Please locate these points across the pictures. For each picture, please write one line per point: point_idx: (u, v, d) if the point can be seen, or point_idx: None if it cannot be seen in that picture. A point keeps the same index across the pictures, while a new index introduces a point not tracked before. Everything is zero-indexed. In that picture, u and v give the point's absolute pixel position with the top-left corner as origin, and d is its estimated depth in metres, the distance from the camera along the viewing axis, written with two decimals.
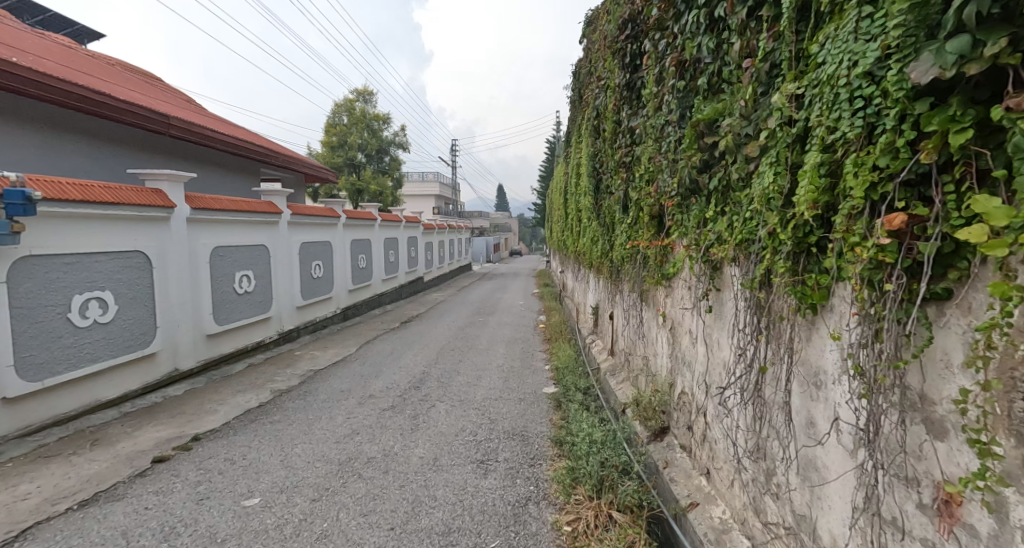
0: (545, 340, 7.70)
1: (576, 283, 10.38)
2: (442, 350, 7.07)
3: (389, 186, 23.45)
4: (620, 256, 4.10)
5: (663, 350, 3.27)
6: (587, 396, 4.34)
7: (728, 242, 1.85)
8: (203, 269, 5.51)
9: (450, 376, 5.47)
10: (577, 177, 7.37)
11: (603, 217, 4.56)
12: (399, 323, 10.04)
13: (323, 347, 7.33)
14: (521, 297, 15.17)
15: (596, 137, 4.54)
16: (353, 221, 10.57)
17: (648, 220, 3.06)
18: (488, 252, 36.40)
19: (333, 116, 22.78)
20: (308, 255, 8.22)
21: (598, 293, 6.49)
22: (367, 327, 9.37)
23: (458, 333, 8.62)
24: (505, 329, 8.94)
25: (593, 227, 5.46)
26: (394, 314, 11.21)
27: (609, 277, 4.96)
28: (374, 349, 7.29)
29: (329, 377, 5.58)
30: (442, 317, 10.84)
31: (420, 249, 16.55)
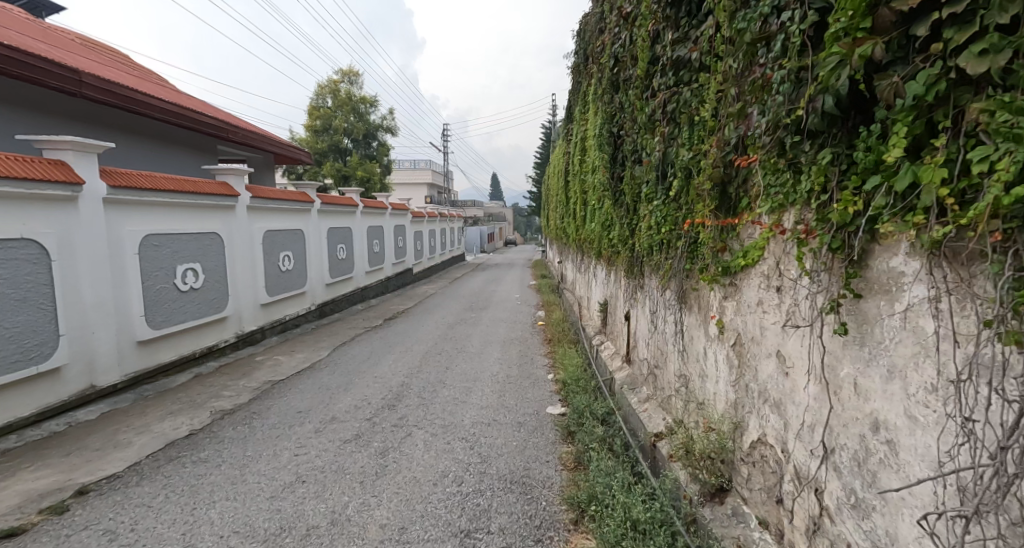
0: (545, 342, 6.79)
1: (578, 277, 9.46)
2: (428, 354, 6.15)
3: (378, 172, 22.45)
4: (651, 243, 3.19)
5: (720, 373, 2.37)
6: (608, 426, 3.42)
7: (943, 207, 0.96)
8: (129, 263, 4.57)
9: (434, 389, 4.56)
10: (583, 153, 6.46)
11: (626, 195, 3.64)
12: (382, 321, 9.10)
13: (290, 352, 6.35)
14: (517, 290, 14.31)
15: (616, 96, 3.61)
16: (331, 207, 9.59)
17: (706, 190, 2.15)
18: (483, 242, 35.44)
19: (318, 98, 21.75)
20: (274, 245, 7.25)
21: (609, 290, 5.59)
22: (346, 326, 8.42)
23: (448, 333, 7.68)
24: (501, 328, 8.04)
25: (607, 211, 4.55)
26: (379, 310, 10.27)
27: (629, 270, 4.07)
28: (349, 353, 6.34)
29: (288, 392, 4.65)
30: (430, 314, 9.91)
31: (409, 239, 15.58)
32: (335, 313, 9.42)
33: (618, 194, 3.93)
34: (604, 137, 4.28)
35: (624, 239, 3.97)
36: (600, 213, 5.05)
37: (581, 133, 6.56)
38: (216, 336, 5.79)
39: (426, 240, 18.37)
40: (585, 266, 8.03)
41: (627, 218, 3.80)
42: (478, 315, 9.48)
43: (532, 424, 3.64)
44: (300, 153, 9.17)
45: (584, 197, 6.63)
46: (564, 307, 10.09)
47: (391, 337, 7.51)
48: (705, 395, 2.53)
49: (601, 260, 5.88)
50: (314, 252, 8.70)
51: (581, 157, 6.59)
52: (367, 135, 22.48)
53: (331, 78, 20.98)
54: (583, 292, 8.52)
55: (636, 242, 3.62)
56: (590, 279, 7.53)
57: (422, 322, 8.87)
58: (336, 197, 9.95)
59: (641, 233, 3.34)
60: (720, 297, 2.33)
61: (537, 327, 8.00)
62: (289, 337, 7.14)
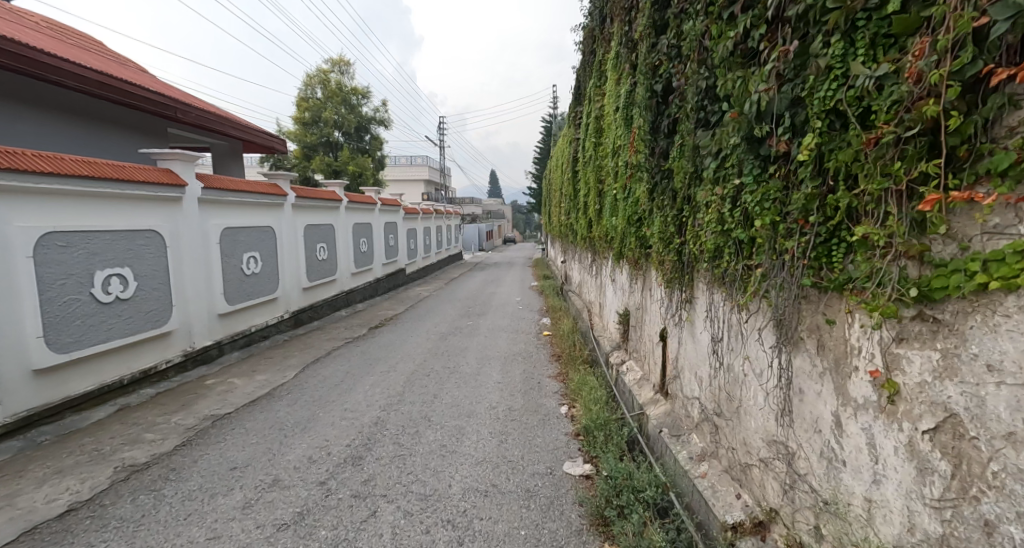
0: (553, 360, 5.79)
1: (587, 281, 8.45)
2: (415, 375, 5.18)
3: (371, 167, 21.60)
4: (724, 240, 2.22)
5: (888, 472, 1.37)
6: (666, 519, 2.40)
7: None
8: (22, 270, 3.62)
9: (416, 430, 3.57)
10: (598, 135, 5.52)
11: (678, 176, 2.68)
12: (367, 330, 8.09)
13: (250, 372, 5.32)
14: (518, 292, 13.40)
15: (664, 39, 2.64)
16: (310, 202, 8.58)
17: (891, 146, 1.18)
18: (481, 240, 34.42)
19: (307, 89, 20.89)
20: (236, 244, 6.23)
21: (636, 299, 4.58)
22: (324, 337, 7.40)
23: (438, 346, 6.66)
24: (500, 339, 7.07)
25: (641, 202, 3.58)
26: (365, 317, 9.27)
27: (673, 277, 3.09)
28: (321, 374, 5.31)
29: (231, 433, 3.63)
30: (421, 321, 8.89)
31: (401, 238, 14.59)
32: (315, 321, 8.40)
33: (662, 175, 2.96)
34: (639, 103, 3.32)
35: (669, 235, 3.00)
36: (626, 207, 4.10)
37: (595, 113, 5.62)
38: (155, 355, 4.79)
39: (421, 239, 17.40)
40: (599, 267, 7.01)
41: (676, 207, 2.84)
42: (475, 322, 8.47)
43: (544, 499, 2.64)
44: (274, 141, 8.17)
45: (600, 189, 5.68)
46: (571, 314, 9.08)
47: (373, 351, 6.49)
48: (848, 497, 1.52)
49: (624, 261, 4.88)
50: (287, 252, 7.67)
51: (596, 141, 5.63)
52: (358, 128, 21.69)
53: (321, 67, 20.07)
54: (594, 297, 7.50)
55: (693, 240, 2.64)
56: (605, 285, 6.50)
57: (412, 332, 7.85)
58: (316, 191, 8.95)
59: (704, 226, 2.39)
60: (890, 338, 1.32)
61: (542, 339, 7.00)
62: (254, 353, 6.11)
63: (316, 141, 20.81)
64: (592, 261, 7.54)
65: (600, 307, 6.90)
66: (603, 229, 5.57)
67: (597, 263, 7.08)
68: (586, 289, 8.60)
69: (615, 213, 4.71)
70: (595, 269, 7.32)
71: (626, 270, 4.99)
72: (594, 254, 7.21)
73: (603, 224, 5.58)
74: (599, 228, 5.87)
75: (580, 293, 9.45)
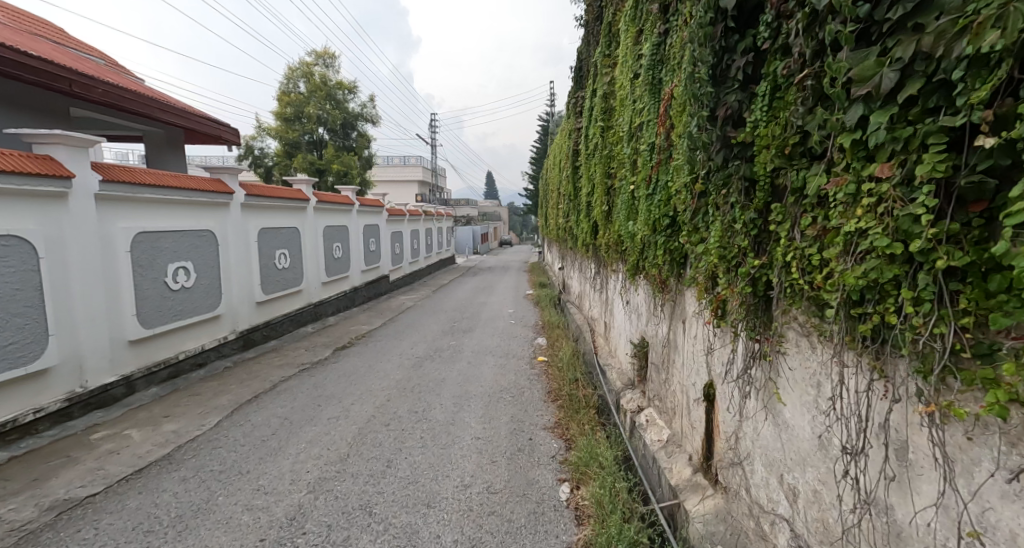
0: (549, 400, 4.65)
1: (590, 296, 7.30)
2: (371, 424, 4.05)
3: (356, 166, 20.58)
4: (898, 272, 1.10)
5: None
6: None
7: None
8: None
9: (346, 540, 2.45)
10: (608, 117, 4.46)
11: (765, 148, 1.60)
12: (331, 353, 6.94)
13: (159, 417, 4.15)
14: (512, 301, 12.31)
15: None
16: (268, 201, 7.42)
17: None
18: (475, 243, 33.29)
19: (290, 83, 19.82)
20: (157, 252, 5.09)
21: (663, 331, 3.44)
22: (276, 363, 6.23)
23: (409, 377, 5.52)
24: (486, 366, 5.96)
25: (679, 199, 2.45)
26: (333, 335, 8.12)
27: (735, 314, 1.99)
28: (250, 421, 4.15)
29: (70, 540, 2.46)
30: (397, 340, 7.74)
31: (384, 242, 13.45)
32: (271, 341, 7.23)
33: (725, 150, 1.83)
34: (684, 46, 2.25)
35: (735, 252, 1.87)
36: (653, 207, 2.96)
37: (604, 90, 4.51)
38: (19, 404, 3.69)
39: (408, 243, 16.30)
40: (605, 279, 5.86)
41: (757, 205, 1.71)
42: (458, 342, 7.33)
43: None
44: (223, 130, 7.01)
45: (609, 185, 4.53)
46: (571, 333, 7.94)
47: (330, 383, 5.33)
48: None
49: (644, 278, 3.73)
50: (235, 260, 6.53)
51: (605, 125, 4.50)
52: (344, 125, 20.74)
53: (304, 60, 19.01)
54: (600, 316, 6.35)
55: (797, 262, 1.53)
56: (614, 304, 5.37)
57: (383, 356, 6.70)
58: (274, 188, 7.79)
59: (841, 239, 1.25)
60: None
61: (536, 368, 5.86)
62: (178, 388, 4.94)
63: (299, 137, 19.77)
64: (597, 272, 6.39)
65: (609, 331, 5.76)
66: (614, 237, 4.42)
67: (604, 276, 5.92)
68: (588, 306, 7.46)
69: (632, 216, 3.58)
70: (601, 284, 6.17)
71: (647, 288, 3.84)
72: (601, 265, 6.07)
73: (613, 231, 4.44)
74: (608, 233, 4.73)
75: (581, 309, 8.30)
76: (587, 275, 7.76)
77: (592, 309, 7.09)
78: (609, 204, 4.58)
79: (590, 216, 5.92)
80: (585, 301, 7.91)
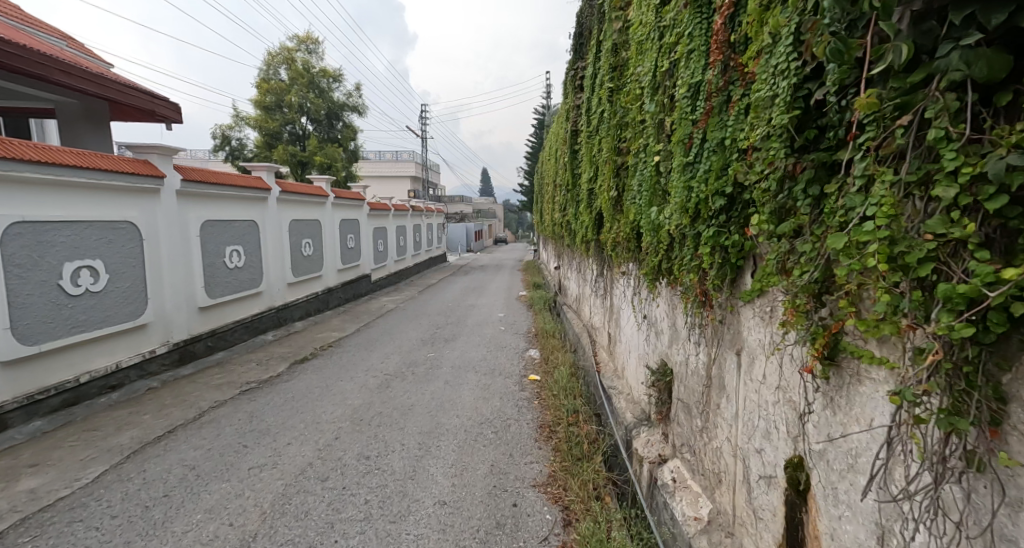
0: (542, 438, 3.70)
1: (591, 301, 6.32)
2: (302, 478, 3.07)
3: (341, 158, 19.80)
4: None
5: None
6: None
7: None
8: None
9: None
10: (616, 76, 3.52)
11: None
12: (287, 369, 5.92)
13: (23, 467, 3.14)
14: (503, 304, 11.37)
15: None
16: (215, 189, 6.41)
17: None
18: (469, 241, 32.27)
19: (271, 70, 18.92)
20: (44, 249, 4.18)
21: (701, 360, 2.47)
22: (214, 383, 5.21)
23: (370, 403, 4.52)
24: (466, 387, 5.01)
25: (759, 160, 1.51)
26: (295, 345, 7.11)
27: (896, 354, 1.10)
28: (144, 471, 3.16)
29: None
30: (367, 351, 6.74)
31: (364, 239, 12.47)
32: (217, 354, 6.22)
33: (921, 28, 0.98)
34: None
35: (927, 249, 0.94)
36: (696, 179, 1.99)
37: (615, 43, 3.55)
38: None
39: (393, 239, 15.33)
40: (612, 281, 4.87)
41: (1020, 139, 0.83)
42: (437, 355, 6.35)
43: None
44: (159, 104, 5.96)
45: (620, 164, 3.56)
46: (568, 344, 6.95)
47: (270, 411, 4.33)
48: None
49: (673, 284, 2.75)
50: (169, 258, 5.53)
51: (615, 86, 3.52)
52: (329, 115, 20.04)
53: (284, 45, 18.10)
54: (605, 327, 5.37)
55: None
56: (624, 314, 4.39)
57: (347, 372, 5.70)
58: (225, 175, 6.78)
59: None
60: None
61: (526, 390, 4.89)
62: (72, 421, 3.93)
63: (279, 127, 18.88)
64: (600, 274, 5.43)
65: (617, 346, 4.78)
66: (626, 230, 3.43)
67: (611, 277, 4.92)
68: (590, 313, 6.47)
69: (655, 197, 2.59)
70: (606, 287, 5.18)
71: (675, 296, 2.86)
72: (605, 265, 5.10)
73: (625, 221, 3.45)
74: (617, 224, 3.74)
75: (580, 315, 7.31)
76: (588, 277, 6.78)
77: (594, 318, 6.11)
78: (619, 185, 3.59)
79: (592, 206, 4.93)
80: (585, 307, 6.92)
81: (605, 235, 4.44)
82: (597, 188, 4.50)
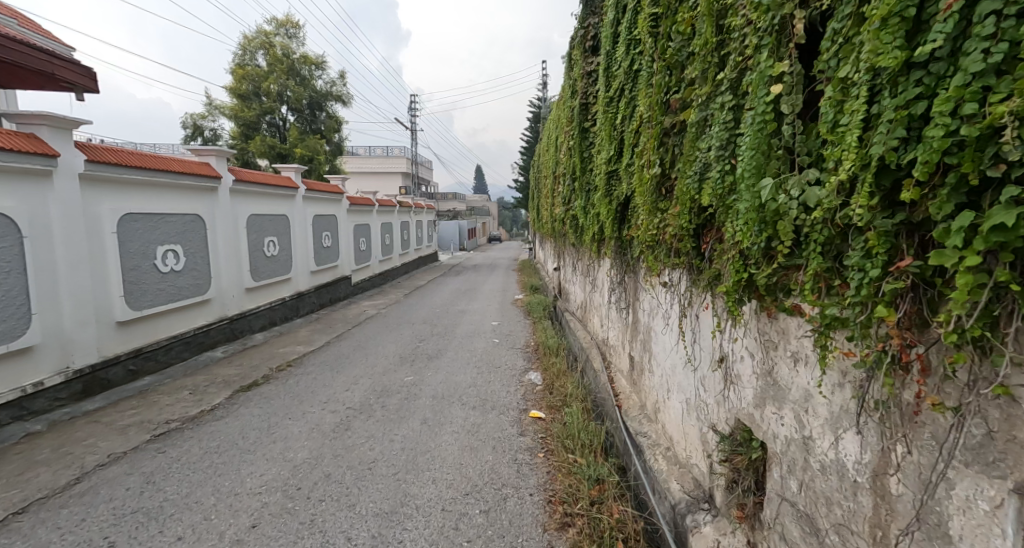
0: (556, 526, 2.60)
1: (608, 313, 5.21)
2: None
3: (323, 150, 18.75)
4: None
5: None
6: None
7: None
8: None
9: None
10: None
11: None
12: (226, 399, 4.76)
13: None
14: (498, 309, 10.29)
15: None
16: (136, 174, 5.26)
17: None
18: (462, 239, 31.10)
19: (248, 57, 17.90)
20: None
21: (850, 457, 1.39)
22: (121, 422, 4.04)
23: (316, 459, 3.38)
24: (448, 429, 3.90)
25: None
26: (247, 366, 5.95)
27: None
28: None
29: None
30: (332, 374, 5.58)
31: (342, 236, 11.35)
32: (141, 381, 5.07)
33: None
34: None
35: None
36: (942, 100, 0.90)
37: None
38: None
39: (378, 237, 14.22)
40: (644, 291, 3.74)
41: None
42: (417, 381, 5.24)
43: None
44: (59, 67, 4.77)
45: (670, 127, 2.45)
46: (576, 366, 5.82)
47: (175, 472, 3.19)
48: None
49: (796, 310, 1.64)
50: (69, 265, 4.47)
51: (665, 9, 2.41)
52: (311, 104, 19.08)
53: (260, 28, 17.08)
54: (629, 352, 4.26)
55: None
56: (662, 340, 3.27)
57: (299, 405, 4.54)
58: (151, 157, 5.62)
59: None
60: None
61: (527, 435, 3.78)
62: None
63: (256, 117, 17.94)
64: (622, 284, 4.33)
65: (648, 379, 3.66)
66: (686, 221, 2.29)
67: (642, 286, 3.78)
68: (606, 329, 5.35)
69: (769, 160, 1.44)
70: (634, 300, 4.06)
71: (790, 333, 1.73)
72: (633, 270, 3.99)
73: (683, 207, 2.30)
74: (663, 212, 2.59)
75: (590, 329, 6.20)
76: (601, 284, 5.65)
77: (612, 336, 4.98)
78: (671, 154, 2.44)
79: (615, 193, 3.79)
80: (599, 321, 5.79)
81: (636, 229, 3.31)
82: (626, 167, 3.39)
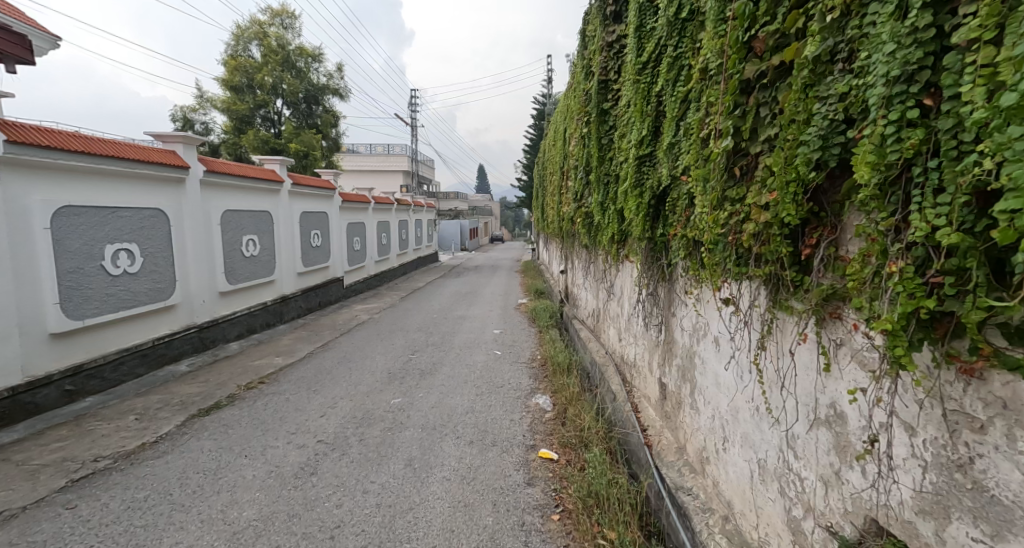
0: None
1: (631, 327, 4.46)
2: None
3: (318, 146, 18.07)
4: None
5: None
6: None
7: None
8: None
9: None
10: None
11: None
12: (176, 426, 4.00)
13: None
14: (500, 315, 9.56)
15: None
16: (75, 159, 4.50)
17: None
18: (463, 239, 30.38)
19: (242, 48, 17.24)
20: None
21: None
22: (36, 460, 3.28)
23: (266, 523, 2.63)
24: (437, 474, 3.17)
25: None
26: (213, 382, 5.21)
27: None
28: None
29: None
30: (308, 394, 4.83)
31: (332, 235, 10.62)
32: (81, 403, 4.33)
33: None
34: None
35: None
36: None
37: None
38: None
39: (372, 237, 13.49)
40: (687, 307, 2.99)
41: None
42: (405, 405, 4.50)
43: None
44: None
45: (757, 75, 1.69)
46: (590, 388, 5.07)
47: (77, 543, 2.44)
48: None
49: None
50: None
51: None
52: (307, 97, 18.39)
53: (254, 17, 16.39)
54: (662, 379, 3.52)
55: None
56: (716, 373, 2.53)
57: (261, 436, 3.78)
58: (98, 140, 4.86)
59: None
60: None
61: (536, 486, 3.03)
62: None
63: (249, 110, 17.25)
64: (653, 297, 3.58)
65: (692, 419, 2.91)
66: (794, 211, 1.51)
67: (685, 300, 3.04)
68: (627, 346, 4.60)
69: None
70: (671, 317, 3.31)
71: None
72: (671, 280, 3.25)
73: (789, 189, 1.53)
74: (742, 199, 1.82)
75: (609, 346, 5.46)
76: (622, 293, 4.91)
77: (637, 357, 4.23)
78: (762, 113, 1.68)
79: (653, 180, 3.03)
80: (618, 336, 5.04)
81: (686, 226, 2.55)
82: (672, 144, 2.63)
